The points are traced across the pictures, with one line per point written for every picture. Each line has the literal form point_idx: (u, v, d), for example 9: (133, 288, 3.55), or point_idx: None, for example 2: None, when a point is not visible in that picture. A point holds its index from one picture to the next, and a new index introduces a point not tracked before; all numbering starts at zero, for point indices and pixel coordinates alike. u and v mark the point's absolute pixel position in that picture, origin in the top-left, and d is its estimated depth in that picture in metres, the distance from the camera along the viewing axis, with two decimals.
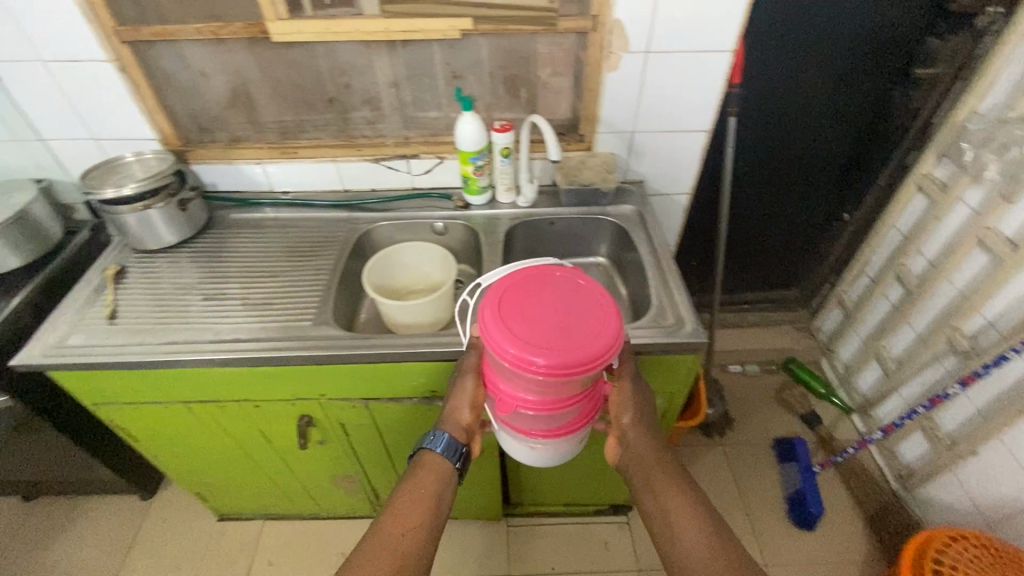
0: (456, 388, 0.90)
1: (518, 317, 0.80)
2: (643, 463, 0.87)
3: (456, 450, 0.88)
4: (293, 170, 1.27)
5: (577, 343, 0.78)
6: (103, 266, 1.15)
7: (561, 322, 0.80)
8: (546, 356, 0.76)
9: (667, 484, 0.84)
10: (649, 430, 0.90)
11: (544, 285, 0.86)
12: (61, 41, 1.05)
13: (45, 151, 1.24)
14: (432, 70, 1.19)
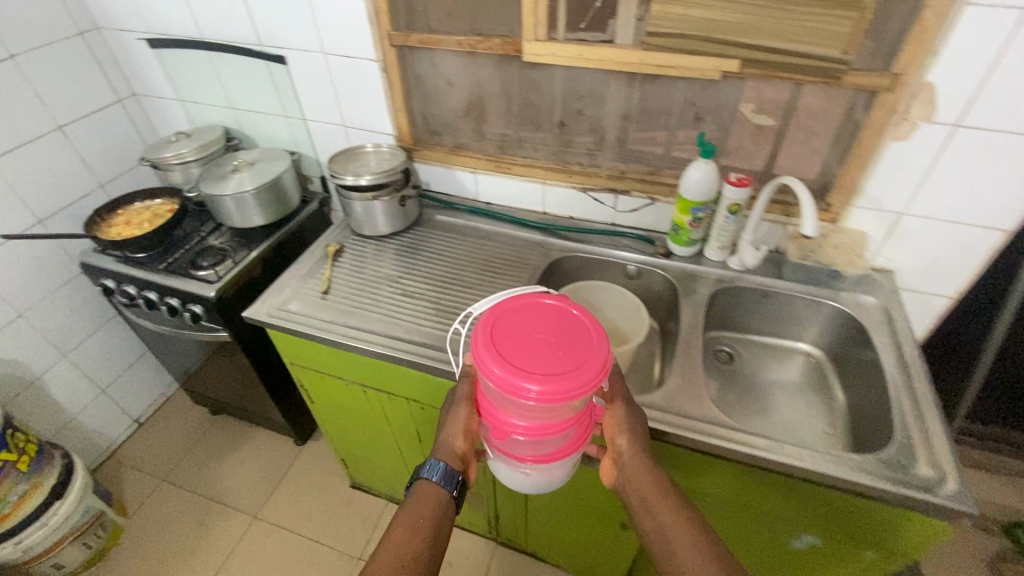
0: (452, 418, 0.82)
1: (508, 341, 0.74)
2: (640, 485, 0.74)
3: (452, 478, 0.78)
4: (505, 184, 1.29)
5: (560, 366, 0.71)
6: (326, 241, 1.27)
7: (549, 345, 0.73)
8: (534, 380, 0.69)
9: (668, 506, 0.72)
10: (645, 446, 0.77)
11: (541, 314, 0.79)
12: (343, 38, 1.16)
13: (303, 130, 1.40)
14: (671, 106, 1.09)
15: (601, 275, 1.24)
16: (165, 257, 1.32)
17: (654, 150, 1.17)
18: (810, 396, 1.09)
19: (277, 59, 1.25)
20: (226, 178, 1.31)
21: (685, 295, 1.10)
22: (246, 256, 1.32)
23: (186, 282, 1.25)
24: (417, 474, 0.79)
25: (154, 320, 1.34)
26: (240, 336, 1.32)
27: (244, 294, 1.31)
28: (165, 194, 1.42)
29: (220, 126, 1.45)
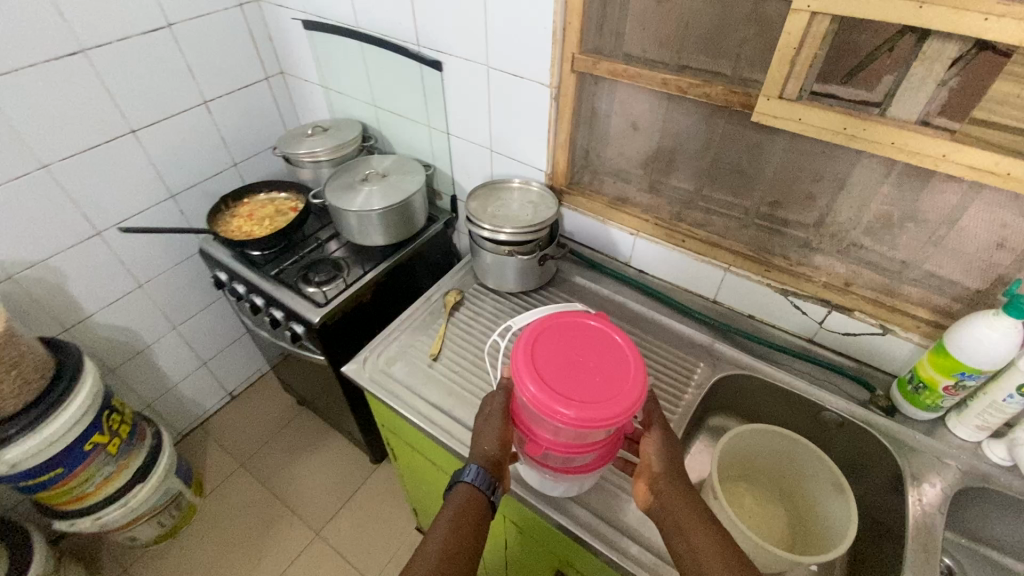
0: (487, 420, 0.77)
1: (548, 360, 0.71)
2: (672, 506, 0.70)
3: (491, 482, 0.72)
4: (675, 261, 1.02)
5: (599, 392, 0.68)
6: (446, 285, 1.08)
7: (590, 370, 0.70)
8: (569, 404, 0.66)
9: (702, 528, 0.67)
10: (676, 465, 0.74)
11: (579, 332, 0.76)
12: (515, 54, 0.94)
13: (444, 144, 1.22)
14: (958, 222, 0.76)
15: (779, 404, 0.94)
16: (279, 261, 1.22)
17: (903, 266, 0.84)
18: None
19: (433, 64, 1.07)
20: (355, 189, 1.17)
21: (909, 482, 0.78)
22: (359, 278, 1.18)
23: (295, 299, 1.14)
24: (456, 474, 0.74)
25: (257, 324, 1.25)
26: (336, 363, 1.20)
27: (349, 320, 1.18)
28: (292, 188, 1.32)
29: (359, 124, 1.31)
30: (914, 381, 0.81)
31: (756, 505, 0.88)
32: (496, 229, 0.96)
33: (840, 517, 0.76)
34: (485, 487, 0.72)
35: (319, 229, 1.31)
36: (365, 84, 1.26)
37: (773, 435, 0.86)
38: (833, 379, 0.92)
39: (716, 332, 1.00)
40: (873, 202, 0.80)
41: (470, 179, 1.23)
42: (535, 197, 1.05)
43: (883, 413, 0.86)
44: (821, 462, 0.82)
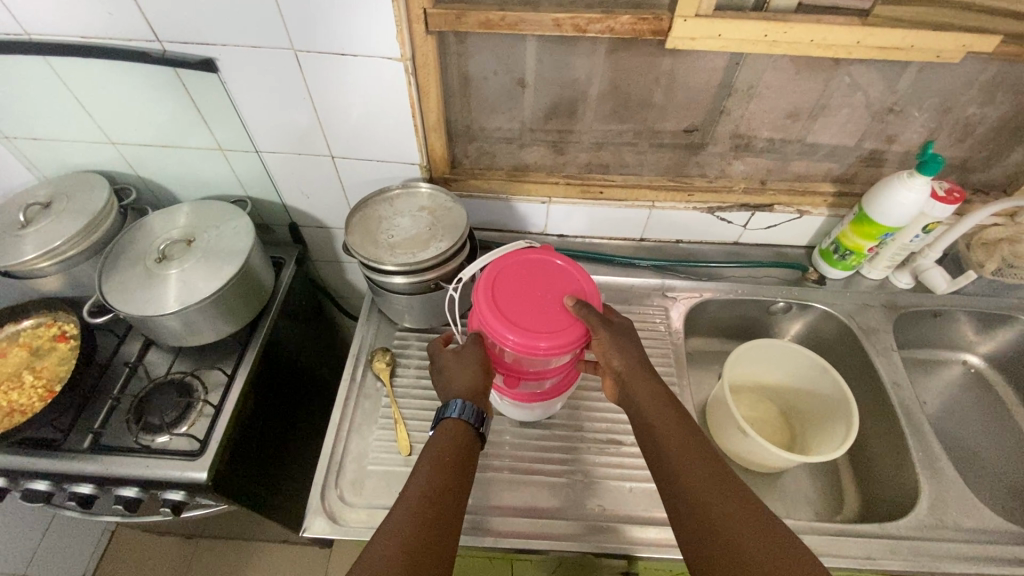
0: (457, 355, 0.67)
1: (509, 301, 0.65)
2: (647, 408, 0.64)
3: (479, 415, 0.63)
4: (597, 213, 0.92)
5: (571, 314, 0.64)
6: (362, 351, 0.83)
7: (554, 298, 0.66)
8: (549, 336, 0.61)
9: (677, 431, 0.61)
10: (642, 364, 0.67)
11: (532, 271, 0.68)
12: (337, 24, 0.66)
13: (257, 167, 0.88)
14: (846, 99, 0.80)
15: (735, 313, 0.97)
16: (86, 421, 0.81)
17: (801, 150, 0.87)
18: (992, 417, 0.96)
19: (202, 65, 0.71)
20: (155, 279, 0.79)
21: (863, 336, 0.89)
22: (228, 389, 0.85)
23: (149, 463, 0.77)
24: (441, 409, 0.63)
25: (96, 514, 0.84)
26: (251, 501, 0.89)
27: (243, 446, 0.86)
28: (35, 307, 0.85)
29: (102, 177, 0.87)
30: (841, 251, 0.89)
31: (754, 411, 0.92)
32: (410, 268, 0.74)
33: (838, 395, 0.83)
34: (473, 415, 0.62)
35: (119, 347, 0.88)
36: (85, 116, 0.81)
37: (752, 348, 0.88)
38: (769, 271, 0.96)
39: (659, 269, 0.95)
40: (776, 100, 0.79)
41: (313, 199, 0.93)
42: (426, 203, 0.82)
43: (816, 285, 0.94)
44: (799, 352, 0.87)
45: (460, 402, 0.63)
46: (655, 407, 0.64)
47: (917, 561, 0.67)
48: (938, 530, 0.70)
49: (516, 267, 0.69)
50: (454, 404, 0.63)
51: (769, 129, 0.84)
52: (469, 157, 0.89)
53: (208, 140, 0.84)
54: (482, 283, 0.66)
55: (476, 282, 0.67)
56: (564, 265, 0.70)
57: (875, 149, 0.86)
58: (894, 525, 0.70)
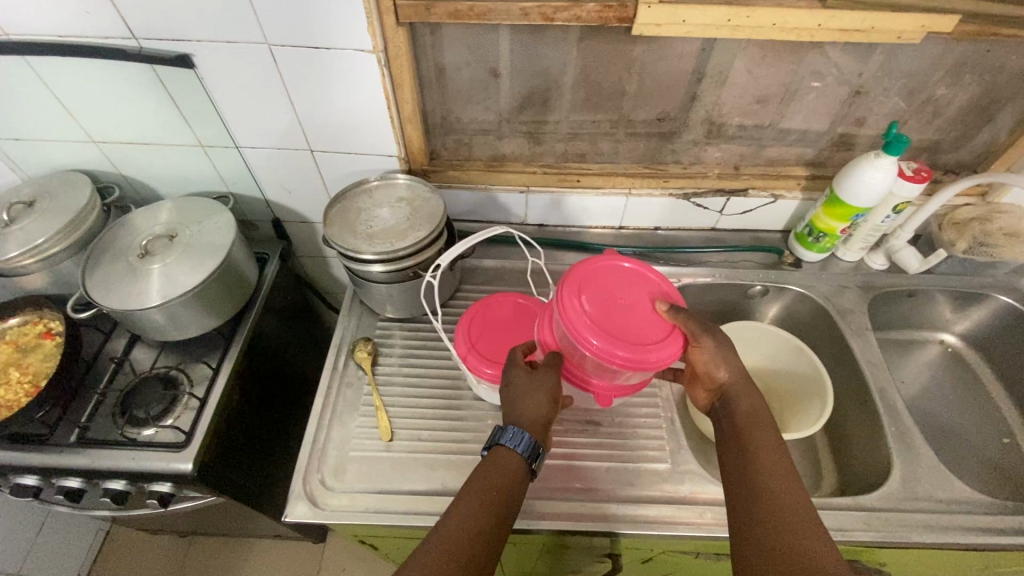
0: (530, 375, 0.64)
1: (599, 309, 0.59)
2: (742, 428, 0.61)
3: (535, 449, 0.60)
4: (575, 201, 0.94)
5: (665, 319, 0.60)
6: (344, 341, 0.84)
7: (644, 303, 0.61)
8: (656, 348, 0.57)
9: (771, 454, 0.58)
10: (746, 383, 0.64)
11: (620, 280, 0.63)
12: (309, 18, 0.67)
13: (238, 163, 0.89)
14: (813, 83, 0.81)
15: (713, 297, 0.98)
16: (72, 416, 0.82)
17: (773, 135, 0.89)
18: (969, 395, 0.97)
19: (179, 61, 0.72)
20: (138, 274, 0.80)
21: (838, 316, 0.90)
22: (214, 382, 0.86)
23: (134, 455, 0.78)
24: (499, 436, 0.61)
25: (85, 509, 0.85)
26: (237, 493, 0.90)
27: (228, 438, 0.87)
28: (19, 305, 0.86)
29: (84, 176, 0.88)
30: (815, 234, 0.90)
31: None
32: (388, 256, 0.75)
33: (814, 374, 0.84)
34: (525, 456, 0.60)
35: (105, 343, 0.89)
36: (66, 115, 0.82)
37: (726, 331, 0.91)
38: (746, 256, 0.97)
39: (638, 256, 0.97)
40: (745, 85, 0.81)
41: (295, 193, 0.94)
42: (404, 194, 0.84)
43: (793, 268, 0.96)
44: (775, 333, 0.89)
45: (518, 432, 0.60)
46: (752, 424, 0.61)
47: (890, 532, 0.68)
48: (910, 502, 0.71)
49: (605, 274, 0.63)
50: (512, 433, 0.60)
51: (740, 114, 0.85)
52: (447, 148, 0.90)
53: (188, 136, 0.85)
54: (568, 285, 0.61)
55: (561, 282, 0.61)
56: (654, 278, 0.64)
57: (845, 132, 0.88)
58: (868, 497, 0.71)
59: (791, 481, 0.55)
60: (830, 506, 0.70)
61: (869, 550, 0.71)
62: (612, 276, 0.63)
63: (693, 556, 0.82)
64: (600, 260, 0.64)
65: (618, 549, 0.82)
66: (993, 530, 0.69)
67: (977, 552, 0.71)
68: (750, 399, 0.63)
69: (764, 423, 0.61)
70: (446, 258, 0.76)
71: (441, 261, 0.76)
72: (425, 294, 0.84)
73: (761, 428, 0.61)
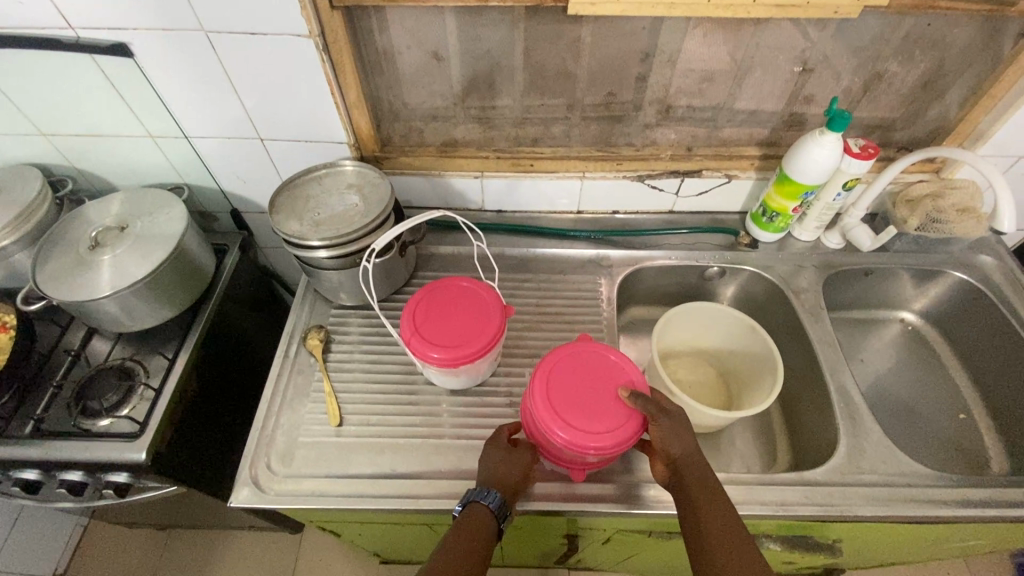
0: (509, 451, 0.67)
1: (566, 400, 0.63)
2: (697, 505, 0.58)
3: (504, 512, 0.63)
4: (530, 186, 0.93)
5: (626, 403, 0.62)
6: (297, 329, 0.85)
7: (607, 389, 0.64)
8: (618, 436, 0.60)
9: (729, 539, 0.54)
10: (699, 455, 0.61)
11: (582, 365, 0.66)
12: (242, 3, 0.67)
13: (190, 154, 0.89)
14: (759, 61, 0.81)
15: (672, 280, 0.98)
16: (28, 408, 0.82)
17: (723, 115, 0.89)
18: (928, 372, 0.98)
19: (117, 49, 0.72)
20: (88, 265, 0.80)
21: (792, 295, 0.90)
22: (169, 372, 0.86)
23: (89, 445, 0.79)
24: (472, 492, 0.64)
25: (45, 501, 0.86)
26: (198, 483, 0.90)
27: (186, 428, 0.87)
28: None
29: (35, 170, 0.88)
30: (769, 214, 0.90)
31: (689, 374, 0.94)
32: (333, 243, 0.75)
33: (767, 353, 0.85)
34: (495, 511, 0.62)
35: (62, 336, 0.89)
36: (12, 109, 0.82)
37: (684, 312, 0.89)
38: (704, 237, 0.97)
39: (595, 240, 0.97)
40: (690, 64, 0.81)
41: (250, 184, 0.94)
42: (354, 180, 0.84)
43: (749, 249, 0.96)
44: (730, 314, 0.88)
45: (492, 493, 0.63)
46: (704, 497, 0.58)
47: (831, 506, 0.69)
48: (853, 476, 0.72)
49: (568, 363, 0.66)
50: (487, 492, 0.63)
51: (688, 95, 0.85)
52: (398, 135, 0.90)
53: (136, 127, 0.85)
54: (535, 382, 0.65)
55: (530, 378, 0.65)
56: (616, 359, 0.66)
57: (795, 111, 0.88)
58: (812, 472, 0.71)
59: (750, 562, 0.52)
60: (774, 482, 0.71)
61: (815, 524, 0.72)
62: (575, 364, 0.66)
63: (650, 536, 0.83)
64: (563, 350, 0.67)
65: (575, 529, 0.83)
66: (936, 502, 0.69)
67: (922, 524, 0.71)
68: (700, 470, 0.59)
69: (715, 495, 0.58)
70: (382, 241, 0.76)
71: (376, 244, 0.76)
72: (377, 280, 0.84)
73: (714, 502, 0.57)
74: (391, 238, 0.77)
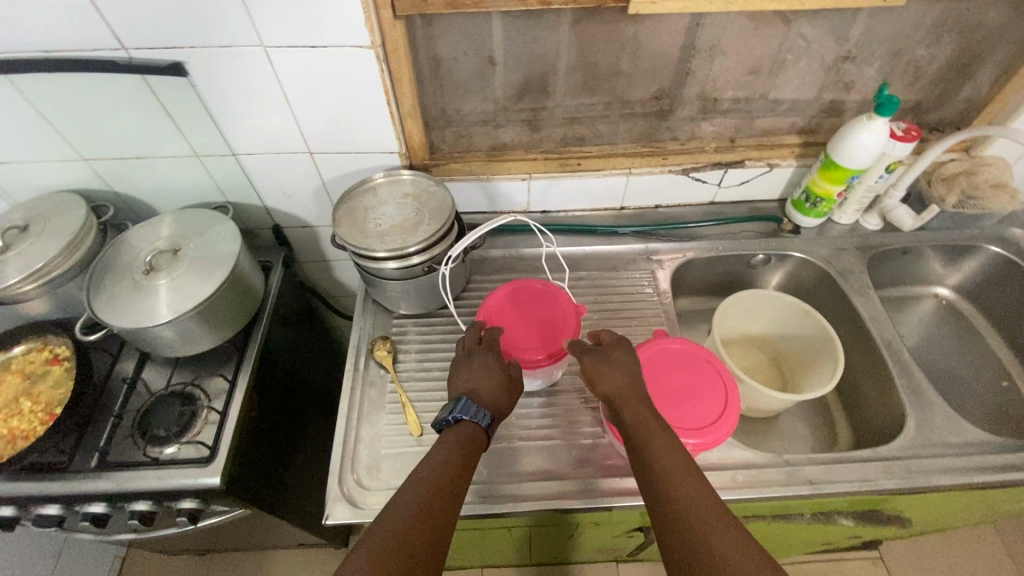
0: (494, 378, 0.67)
1: (659, 397, 0.65)
2: (645, 441, 0.57)
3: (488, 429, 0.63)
4: (576, 185, 0.94)
5: (721, 399, 0.64)
6: (361, 342, 0.84)
7: (700, 384, 0.65)
8: (716, 430, 0.62)
9: (680, 468, 0.54)
10: (624, 383, 0.63)
11: (671, 362, 0.68)
12: (304, 17, 0.66)
13: (236, 172, 0.88)
14: (804, 52, 0.83)
15: (717, 269, 1.00)
16: (89, 441, 0.80)
17: (765, 106, 0.91)
18: (968, 343, 1.01)
19: (172, 69, 0.71)
20: (145, 291, 0.79)
21: (840, 278, 0.93)
22: (232, 394, 0.85)
23: (159, 474, 0.77)
24: (469, 406, 0.63)
25: (110, 534, 0.84)
26: (264, 502, 0.89)
27: (251, 449, 0.86)
28: (23, 333, 0.84)
29: (77, 196, 0.86)
30: (813, 199, 0.92)
31: (744, 360, 0.96)
32: (401, 254, 0.75)
33: (822, 335, 0.87)
34: (489, 435, 0.63)
35: (115, 365, 0.87)
36: (54, 135, 0.80)
37: (737, 299, 0.91)
38: (747, 226, 0.99)
39: (642, 235, 0.98)
40: (736, 58, 0.82)
41: (295, 198, 0.93)
42: (409, 190, 0.84)
43: (793, 234, 0.98)
44: (784, 299, 0.90)
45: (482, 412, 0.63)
46: (649, 432, 0.58)
47: (910, 478, 0.71)
48: (924, 449, 0.74)
49: (658, 359, 0.68)
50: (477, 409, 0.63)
51: (733, 88, 0.87)
52: (446, 142, 0.90)
53: (182, 147, 0.84)
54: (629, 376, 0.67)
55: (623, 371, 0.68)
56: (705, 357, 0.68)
57: (835, 97, 0.90)
58: (886, 447, 0.74)
59: (695, 485, 0.53)
60: (854, 460, 0.72)
61: (894, 498, 0.74)
62: (666, 360, 0.68)
63: None
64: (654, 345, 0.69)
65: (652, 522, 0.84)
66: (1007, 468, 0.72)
67: (993, 491, 0.74)
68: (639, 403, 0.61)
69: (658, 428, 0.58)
70: (460, 247, 0.78)
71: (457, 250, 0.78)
72: (442, 287, 0.84)
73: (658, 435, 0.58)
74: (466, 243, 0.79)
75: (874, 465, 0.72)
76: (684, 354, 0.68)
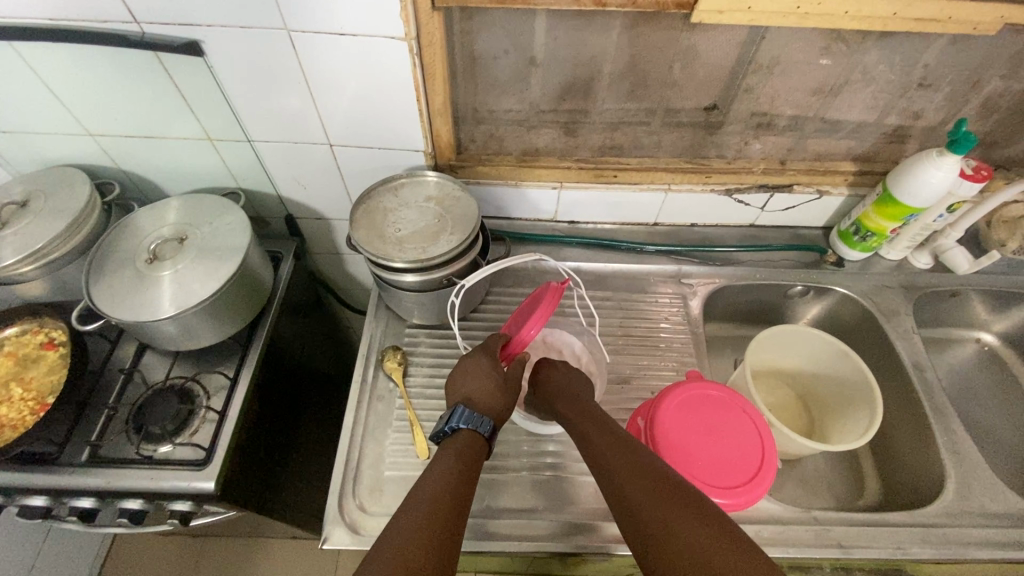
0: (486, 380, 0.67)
1: (692, 448, 0.64)
2: (596, 445, 0.60)
3: (491, 432, 0.63)
4: (609, 198, 0.89)
5: (756, 459, 0.63)
6: (371, 350, 0.80)
7: (733, 442, 0.64)
8: (747, 493, 0.61)
9: (637, 467, 0.54)
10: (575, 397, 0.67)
11: (706, 414, 0.66)
12: (334, 4, 0.60)
13: (251, 158, 0.83)
14: (876, 77, 0.75)
15: (751, 297, 0.95)
16: (83, 431, 0.77)
17: (823, 129, 0.84)
18: (1010, 393, 0.95)
19: (186, 48, 0.65)
20: (147, 282, 0.74)
21: (882, 318, 0.87)
22: (232, 394, 0.81)
23: (153, 474, 0.74)
24: (468, 414, 0.63)
25: (98, 527, 0.80)
26: (260, 504, 0.86)
27: (249, 453, 0.82)
28: (18, 312, 0.80)
29: (81, 171, 0.81)
30: (862, 233, 0.86)
31: (771, 396, 0.91)
32: (419, 266, 0.69)
33: (856, 379, 0.82)
34: (489, 442, 0.63)
35: (113, 352, 0.84)
36: (59, 108, 0.75)
37: (773, 335, 0.86)
38: (786, 254, 0.93)
39: (674, 254, 0.92)
40: (802, 76, 0.75)
41: (311, 189, 0.88)
42: (434, 194, 0.78)
43: (835, 267, 0.92)
44: (820, 338, 0.84)
45: (482, 419, 0.63)
46: (610, 436, 0.60)
47: (946, 549, 0.67)
48: (963, 516, 0.69)
49: (693, 411, 0.66)
50: (475, 416, 0.63)
51: (794, 107, 0.80)
52: (475, 142, 0.84)
53: (195, 128, 0.78)
54: (660, 428, 0.65)
55: (654, 419, 0.66)
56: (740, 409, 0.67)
57: (899, 126, 0.83)
58: (922, 512, 0.69)
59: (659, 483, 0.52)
60: (888, 524, 0.68)
61: (928, 566, 0.69)
62: (701, 414, 0.66)
63: None
64: (690, 395, 0.67)
65: None
66: None
67: None
68: (597, 414, 0.64)
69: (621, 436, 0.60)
70: (471, 280, 0.72)
71: (466, 284, 0.71)
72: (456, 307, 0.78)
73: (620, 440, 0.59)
74: (480, 277, 0.72)
75: (909, 531, 0.67)
76: (719, 408, 0.67)
